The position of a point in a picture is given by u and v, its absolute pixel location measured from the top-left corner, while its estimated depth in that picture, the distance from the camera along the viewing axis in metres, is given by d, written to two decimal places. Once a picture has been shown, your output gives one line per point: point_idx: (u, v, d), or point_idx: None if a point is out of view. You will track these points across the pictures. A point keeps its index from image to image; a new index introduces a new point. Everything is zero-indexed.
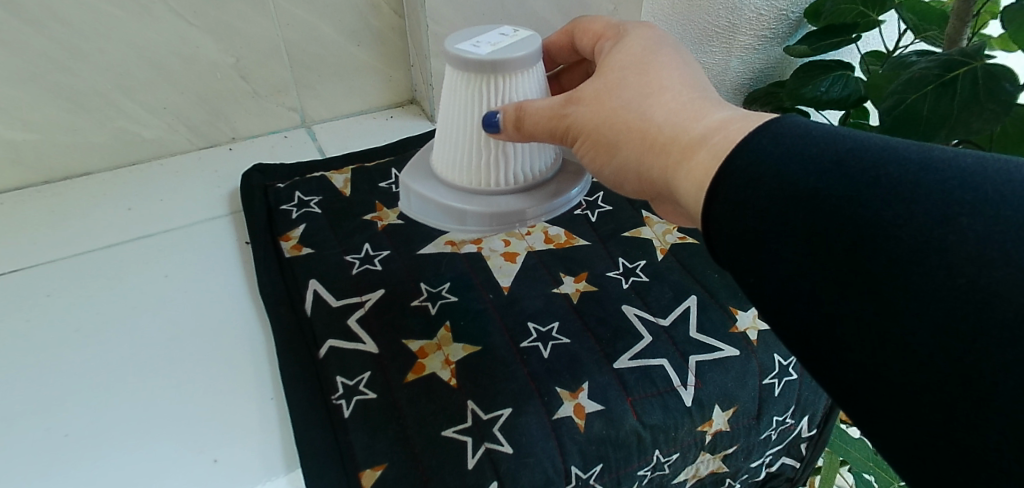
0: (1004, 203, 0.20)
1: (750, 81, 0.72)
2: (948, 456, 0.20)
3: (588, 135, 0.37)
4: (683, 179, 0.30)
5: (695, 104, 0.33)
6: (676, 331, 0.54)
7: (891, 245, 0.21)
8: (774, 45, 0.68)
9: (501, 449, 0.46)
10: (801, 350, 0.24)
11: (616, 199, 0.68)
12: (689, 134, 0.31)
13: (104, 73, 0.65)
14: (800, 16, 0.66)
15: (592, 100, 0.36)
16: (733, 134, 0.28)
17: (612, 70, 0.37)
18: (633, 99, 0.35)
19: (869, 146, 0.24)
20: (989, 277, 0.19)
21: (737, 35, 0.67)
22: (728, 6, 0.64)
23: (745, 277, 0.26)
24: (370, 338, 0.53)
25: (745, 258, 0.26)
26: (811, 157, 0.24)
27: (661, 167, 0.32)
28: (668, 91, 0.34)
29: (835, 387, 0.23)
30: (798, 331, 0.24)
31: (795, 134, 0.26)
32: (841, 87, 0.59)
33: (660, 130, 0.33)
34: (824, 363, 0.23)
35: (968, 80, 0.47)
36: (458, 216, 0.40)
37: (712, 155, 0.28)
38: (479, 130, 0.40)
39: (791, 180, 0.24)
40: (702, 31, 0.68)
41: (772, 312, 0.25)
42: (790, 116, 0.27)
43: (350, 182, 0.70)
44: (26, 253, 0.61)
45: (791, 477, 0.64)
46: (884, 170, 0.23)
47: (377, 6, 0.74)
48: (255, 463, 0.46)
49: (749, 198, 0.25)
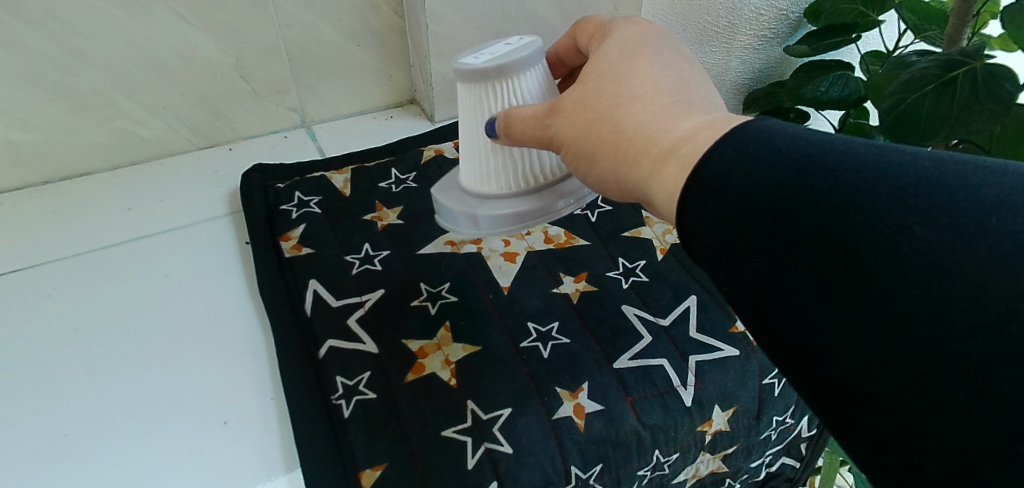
0: (957, 207, 0.20)
1: (750, 81, 0.72)
2: (915, 455, 0.20)
3: (568, 147, 0.37)
4: (656, 190, 0.30)
5: (665, 113, 0.32)
6: (677, 331, 0.54)
7: (848, 254, 0.21)
8: (775, 45, 0.68)
9: (501, 449, 0.46)
10: (774, 351, 0.24)
11: (616, 199, 0.68)
12: (657, 145, 0.31)
13: (104, 73, 0.65)
14: (800, 16, 0.66)
15: (568, 112, 0.36)
16: (701, 144, 0.28)
17: (590, 77, 0.36)
18: (604, 110, 0.34)
19: (836, 149, 0.24)
20: (940, 285, 0.19)
21: (737, 35, 0.66)
22: (728, 6, 0.64)
23: (720, 282, 0.26)
24: (370, 338, 0.53)
25: (719, 258, 0.25)
26: (780, 161, 0.24)
27: (632, 176, 0.32)
28: (641, 98, 0.33)
29: (807, 392, 0.23)
30: (771, 337, 0.24)
31: (763, 140, 0.26)
32: (841, 87, 0.59)
33: (631, 140, 0.33)
34: (796, 364, 0.23)
35: (968, 80, 0.47)
36: (472, 221, 0.41)
37: (680, 167, 0.28)
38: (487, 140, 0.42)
39: (762, 183, 0.24)
40: (701, 31, 0.67)
41: (746, 313, 0.25)
42: (766, 119, 0.27)
43: (350, 182, 0.70)
44: (25, 253, 0.61)
45: (791, 477, 0.64)
46: (846, 178, 0.22)
47: (376, 6, 0.74)
48: (255, 463, 0.46)
49: (718, 206, 0.25)
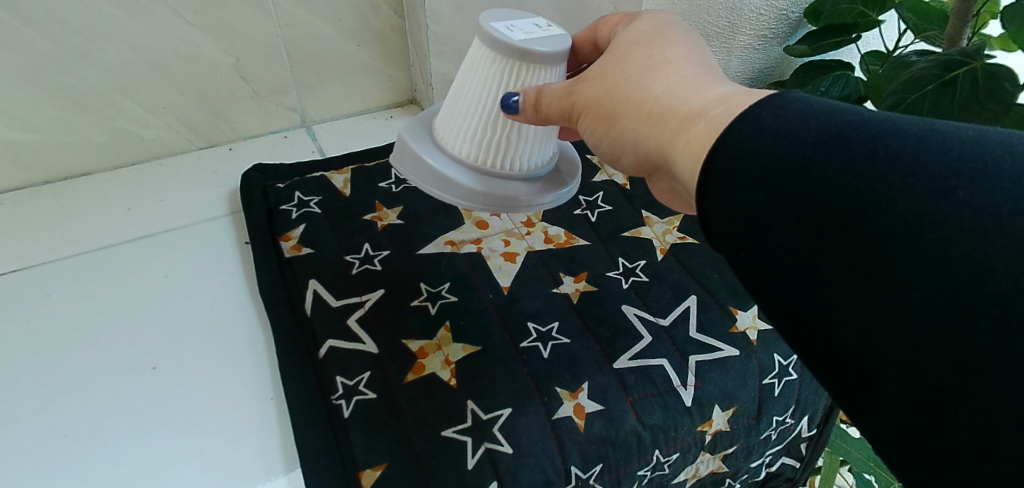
0: (998, 175, 0.20)
1: (750, 81, 0.73)
2: (935, 437, 0.19)
3: (592, 112, 0.37)
4: (679, 152, 0.29)
5: (694, 79, 0.32)
6: (677, 331, 0.54)
7: (882, 218, 0.20)
8: (774, 45, 0.69)
9: (501, 449, 0.46)
10: (791, 331, 0.24)
11: (616, 199, 0.68)
12: (685, 107, 0.30)
13: (104, 74, 0.65)
14: (800, 16, 0.67)
15: (596, 79, 0.36)
16: (734, 107, 0.27)
17: (617, 48, 0.37)
18: (635, 73, 0.35)
19: (870, 119, 0.23)
20: (981, 250, 0.18)
21: (737, 35, 0.66)
22: (729, 6, 0.63)
23: (739, 254, 0.25)
24: (370, 338, 0.53)
25: (736, 235, 0.25)
26: (808, 130, 0.24)
27: (657, 137, 0.32)
28: (674, 64, 0.34)
29: (825, 366, 0.22)
30: (790, 309, 0.23)
31: (798, 108, 0.25)
32: (841, 87, 0.59)
33: (658, 102, 0.32)
34: (814, 344, 0.23)
35: (968, 80, 0.47)
36: (448, 186, 0.39)
37: (710, 129, 0.28)
38: (495, 108, 0.40)
39: (788, 153, 0.23)
40: (702, 32, 0.65)
41: (761, 290, 0.25)
42: (792, 92, 0.26)
43: (350, 182, 0.69)
44: (25, 254, 0.61)
45: (791, 477, 0.64)
46: (882, 142, 0.22)
47: (376, 6, 0.74)
48: (256, 463, 0.47)
49: (743, 171, 0.25)
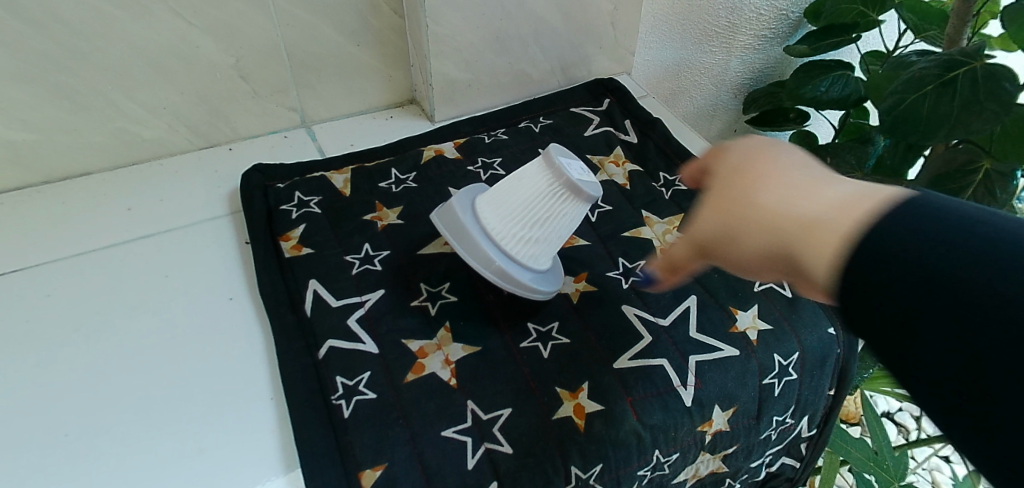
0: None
1: (750, 81, 0.92)
2: None
3: (717, 246, 0.33)
4: (814, 264, 0.27)
5: (828, 201, 0.28)
6: (677, 331, 0.54)
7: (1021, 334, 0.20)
8: (776, 45, 0.88)
9: (501, 449, 0.46)
10: (990, 467, 0.22)
11: (617, 199, 0.67)
12: (836, 230, 0.26)
13: (103, 73, 0.65)
14: (798, 16, 0.84)
15: (718, 209, 0.32)
16: (895, 228, 0.24)
17: (722, 174, 0.34)
18: (760, 193, 0.31)
19: (990, 227, 0.23)
20: None
21: (735, 36, 0.84)
22: (725, 11, 0.80)
23: (914, 377, 0.24)
24: (370, 338, 0.53)
25: (937, 387, 0.23)
26: (939, 243, 0.23)
27: (807, 254, 0.27)
28: (779, 176, 0.31)
29: (982, 459, 0.22)
30: (976, 440, 0.22)
31: (912, 215, 0.24)
32: (842, 87, 0.65)
33: (790, 231, 0.28)
34: (992, 448, 0.22)
35: (968, 80, 0.52)
36: (466, 234, 0.48)
37: (911, 278, 0.23)
38: (509, 211, 0.50)
39: (925, 263, 0.23)
40: (704, 32, 0.82)
41: (931, 405, 0.24)
42: (915, 191, 0.26)
43: (350, 182, 0.69)
44: (24, 254, 0.61)
45: (791, 478, 0.66)
46: (983, 260, 0.22)
47: (376, 6, 0.74)
48: (256, 464, 0.46)
49: (890, 289, 0.24)
